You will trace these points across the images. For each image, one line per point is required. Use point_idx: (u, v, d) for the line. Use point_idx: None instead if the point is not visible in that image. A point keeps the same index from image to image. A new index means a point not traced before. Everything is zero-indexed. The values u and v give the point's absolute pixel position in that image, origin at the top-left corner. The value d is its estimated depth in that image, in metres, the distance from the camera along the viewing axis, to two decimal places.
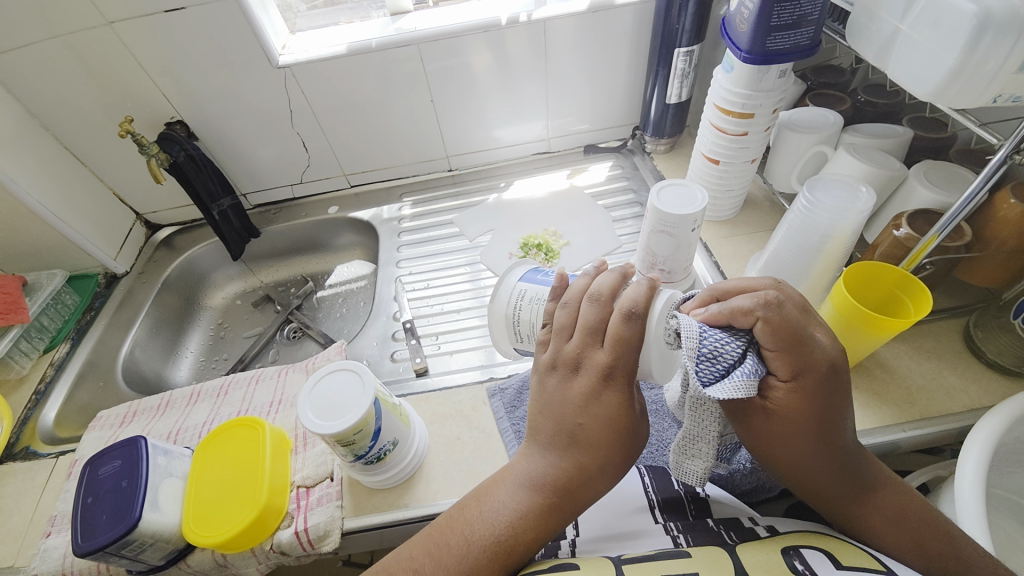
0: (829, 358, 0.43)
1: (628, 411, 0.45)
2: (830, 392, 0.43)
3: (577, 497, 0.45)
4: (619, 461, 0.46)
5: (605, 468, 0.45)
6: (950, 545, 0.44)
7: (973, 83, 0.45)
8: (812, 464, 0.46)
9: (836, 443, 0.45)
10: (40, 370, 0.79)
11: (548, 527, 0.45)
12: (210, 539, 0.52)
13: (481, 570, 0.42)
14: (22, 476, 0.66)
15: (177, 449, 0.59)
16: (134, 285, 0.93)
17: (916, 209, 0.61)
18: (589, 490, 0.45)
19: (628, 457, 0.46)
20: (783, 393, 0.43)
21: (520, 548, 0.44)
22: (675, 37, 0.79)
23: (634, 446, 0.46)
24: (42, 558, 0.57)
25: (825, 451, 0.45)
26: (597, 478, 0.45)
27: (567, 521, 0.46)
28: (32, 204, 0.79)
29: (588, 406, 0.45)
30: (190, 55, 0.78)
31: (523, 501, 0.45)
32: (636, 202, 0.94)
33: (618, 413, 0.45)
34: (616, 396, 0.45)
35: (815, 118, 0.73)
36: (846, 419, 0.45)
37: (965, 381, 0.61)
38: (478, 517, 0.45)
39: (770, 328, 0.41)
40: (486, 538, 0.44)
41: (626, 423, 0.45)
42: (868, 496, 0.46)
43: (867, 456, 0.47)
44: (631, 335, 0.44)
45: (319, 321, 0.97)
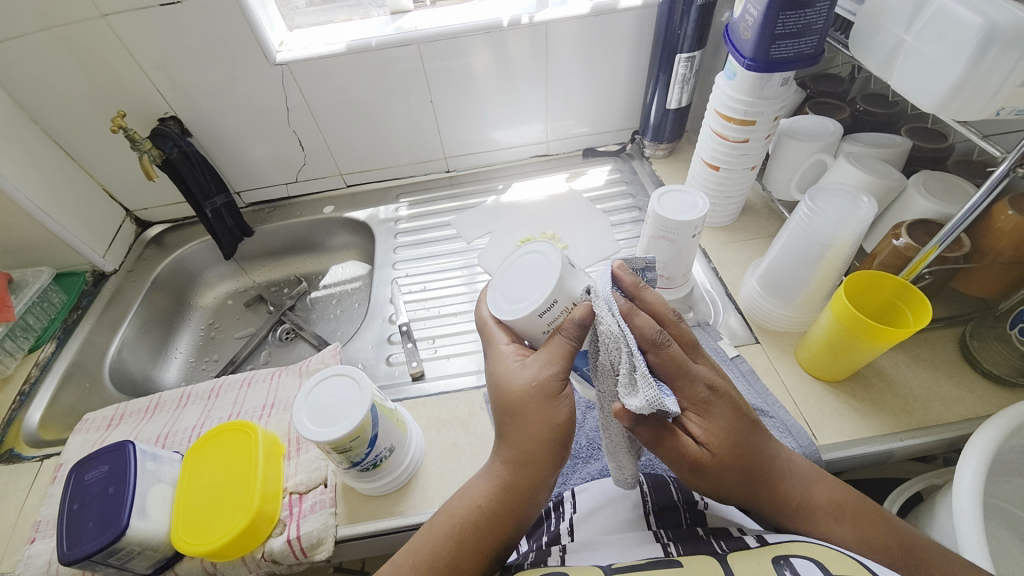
0: (708, 381, 0.44)
1: (508, 365, 0.47)
2: (742, 421, 0.45)
3: (518, 455, 0.46)
4: (521, 408, 0.45)
5: (513, 416, 0.45)
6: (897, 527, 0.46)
7: (977, 96, 0.45)
8: (747, 489, 0.45)
9: (766, 472, 0.45)
10: (25, 370, 0.77)
11: (511, 489, 0.46)
12: (199, 548, 0.51)
13: (442, 557, 0.45)
14: (5, 479, 0.64)
15: (166, 454, 0.58)
16: (123, 284, 0.91)
17: (916, 219, 0.61)
18: (519, 440, 0.45)
19: (519, 406, 0.45)
20: (697, 423, 0.44)
21: (484, 523, 0.46)
22: (676, 42, 0.79)
23: (531, 391, 0.44)
24: (24, 566, 0.55)
25: (758, 487, 0.45)
26: (518, 428, 0.45)
27: (518, 485, 0.46)
28: (20, 199, 0.77)
29: (485, 372, 0.49)
30: (185, 49, 0.76)
31: (488, 469, 0.48)
32: (635, 206, 0.93)
33: (500, 372, 0.47)
34: (492, 360, 0.48)
35: (815, 127, 0.73)
36: (763, 445, 0.46)
37: (961, 391, 0.61)
38: (451, 501, 0.49)
39: (661, 363, 0.43)
40: (450, 515, 0.47)
41: (508, 377, 0.46)
42: (810, 503, 0.46)
43: (791, 482, 0.46)
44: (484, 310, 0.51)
45: (313, 322, 0.96)
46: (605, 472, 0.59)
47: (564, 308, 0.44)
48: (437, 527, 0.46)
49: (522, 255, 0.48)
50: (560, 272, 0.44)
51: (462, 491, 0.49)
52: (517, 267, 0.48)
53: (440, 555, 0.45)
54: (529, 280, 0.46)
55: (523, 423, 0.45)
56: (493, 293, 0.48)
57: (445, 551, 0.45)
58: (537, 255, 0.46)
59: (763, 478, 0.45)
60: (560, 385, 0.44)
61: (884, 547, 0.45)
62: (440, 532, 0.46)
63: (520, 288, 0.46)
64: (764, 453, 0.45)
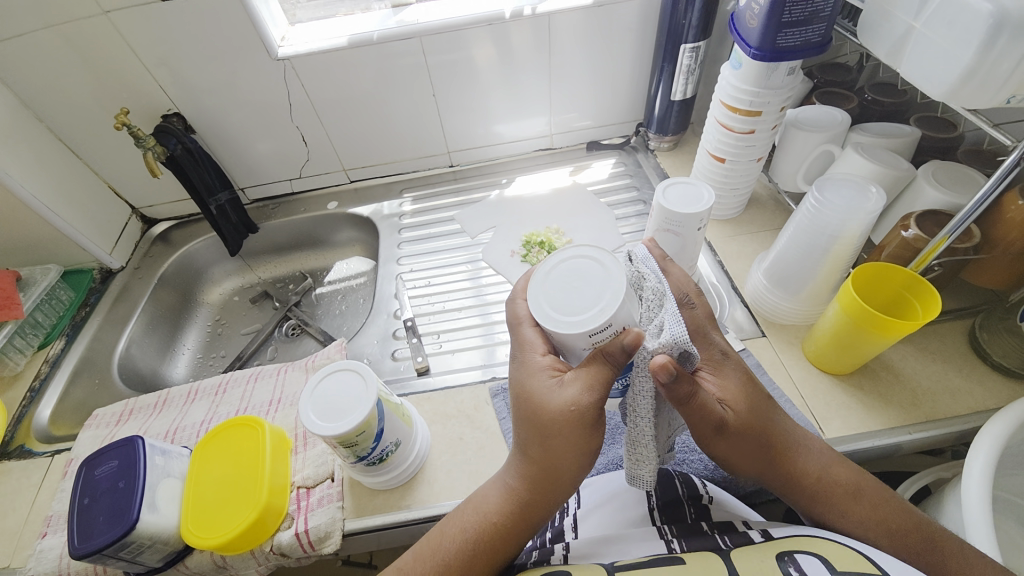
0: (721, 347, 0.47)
1: (540, 380, 0.45)
2: (756, 388, 0.47)
3: (541, 473, 0.46)
4: (551, 430, 0.44)
5: (542, 438, 0.44)
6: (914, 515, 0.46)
7: (988, 83, 0.44)
8: (762, 458, 0.46)
9: (781, 443, 0.47)
10: (35, 367, 0.78)
11: (530, 507, 0.46)
12: (210, 541, 0.51)
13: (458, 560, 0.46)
14: (17, 474, 0.65)
15: (175, 449, 0.58)
16: (130, 281, 0.91)
17: (925, 210, 0.60)
18: (544, 460, 0.45)
19: (549, 429, 0.44)
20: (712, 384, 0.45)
21: (496, 534, 0.46)
22: (681, 33, 0.79)
23: (564, 415, 0.43)
24: (37, 559, 0.56)
25: (774, 457, 0.46)
26: (545, 449, 0.45)
27: (534, 501, 0.46)
28: (27, 197, 0.77)
29: (515, 384, 0.47)
30: (187, 46, 0.76)
31: (504, 482, 0.48)
32: (639, 200, 0.93)
33: (533, 389, 0.45)
34: (524, 372, 0.46)
35: (822, 117, 0.72)
36: (776, 415, 0.47)
37: (970, 383, 0.60)
38: (462, 510, 0.49)
39: (684, 324, 0.46)
40: (460, 531, 0.47)
41: (542, 396, 0.44)
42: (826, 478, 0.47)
43: (806, 455, 0.47)
44: (522, 312, 0.50)
45: (319, 318, 0.96)
46: (609, 466, 0.59)
47: (615, 330, 0.41)
48: (449, 539, 0.47)
49: (575, 260, 0.45)
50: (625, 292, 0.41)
51: (472, 501, 0.49)
52: (568, 272, 0.44)
53: (454, 567, 0.45)
54: (584, 291, 0.42)
55: (551, 446, 0.44)
56: (537, 297, 0.44)
57: (456, 565, 0.45)
58: (595, 264, 0.43)
59: (778, 454, 0.46)
60: (595, 414, 0.42)
61: (900, 536, 0.45)
62: (450, 546, 0.46)
63: (573, 299, 0.42)
64: (778, 427, 0.47)
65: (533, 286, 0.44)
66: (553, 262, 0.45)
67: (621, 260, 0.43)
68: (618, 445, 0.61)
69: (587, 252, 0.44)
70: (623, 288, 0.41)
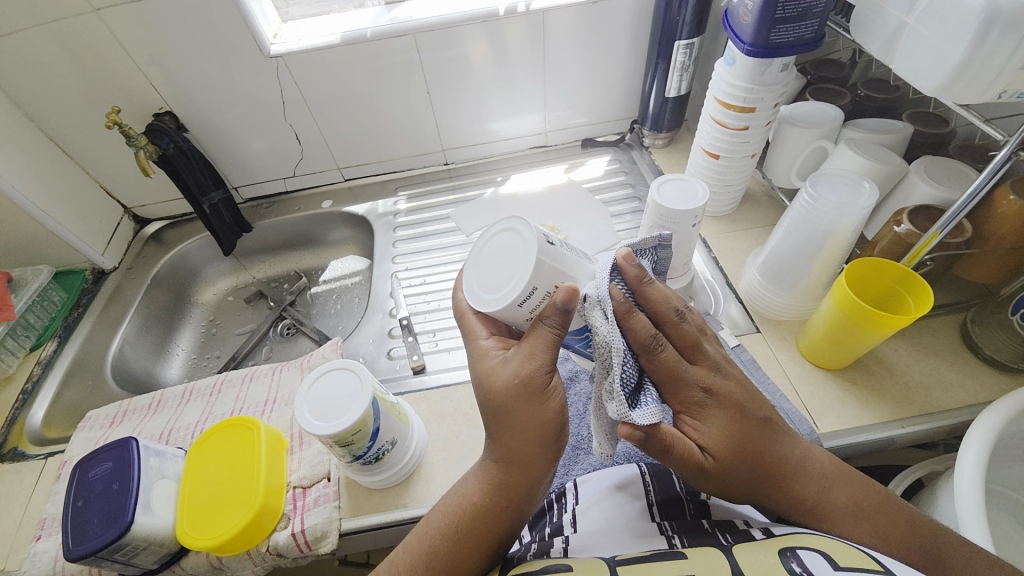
0: (702, 382, 0.44)
1: (486, 360, 0.46)
2: (750, 424, 0.44)
3: (508, 455, 0.45)
4: (506, 406, 0.44)
5: (498, 417, 0.44)
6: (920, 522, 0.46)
7: (979, 78, 0.45)
8: (755, 491, 0.45)
9: (776, 475, 0.45)
10: (27, 369, 0.78)
11: (504, 491, 0.46)
12: (206, 542, 0.51)
13: (440, 550, 0.45)
14: (10, 477, 0.65)
15: (170, 450, 0.58)
16: (123, 281, 0.91)
17: (917, 205, 0.61)
18: (509, 441, 0.45)
19: (501, 403, 0.44)
20: (694, 429, 0.44)
21: (476, 525, 0.46)
22: (675, 30, 0.79)
23: (515, 387, 0.43)
24: (32, 562, 0.55)
25: (768, 489, 0.45)
26: (506, 428, 0.44)
27: (509, 484, 0.46)
28: (18, 198, 0.77)
29: (469, 371, 0.47)
30: (178, 44, 0.76)
31: (480, 467, 0.48)
32: (634, 197, 0.93)
33: (483, 370, 0.45)
34: (473, 357, 0.47)
35: (815, 114, 0.73)
36: (772, 448, 0.45)
37: (962, 377, 0.61)
38: (447, 497, 0.49)
39: (655, 366, 0.43)
40: (443, 516, 0.47)
41: (492, 375, 0.44)
42: (822, 503, 0.46)
43: (804, 482, 0.46)
44: (462, 301, 0.50)
45: (314, 317, 0.96)
46: (606, 462, 0.59)
47: (544, 292, 0.42)
48: (435, 526, 0.47)
49: (497, 235, 0.46)
50: (533, 264, 0.41)
51: (454, 489, 0.49)
52: (492, 249, 0.46)
53: (438, 556, 0.45)
54: (507, 263, 0.44)
55: (507, 419, 0.44)
56: (471, 282, 0.46)
57: (440, 551, 0.45)
58: (514, 236, 0.44)
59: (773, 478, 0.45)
60: (544, 377, 0.43)
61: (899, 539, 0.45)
62: (436, 530, 0.47)
63: (498, 274, 0.44)
64: (774, 454, 0.45)
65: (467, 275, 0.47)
66: (480, 244, 0.47)
67: (535, 228, 0.43)
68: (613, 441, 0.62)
69: (505, 225, 0.45)
70: (537, 250, 0.41)
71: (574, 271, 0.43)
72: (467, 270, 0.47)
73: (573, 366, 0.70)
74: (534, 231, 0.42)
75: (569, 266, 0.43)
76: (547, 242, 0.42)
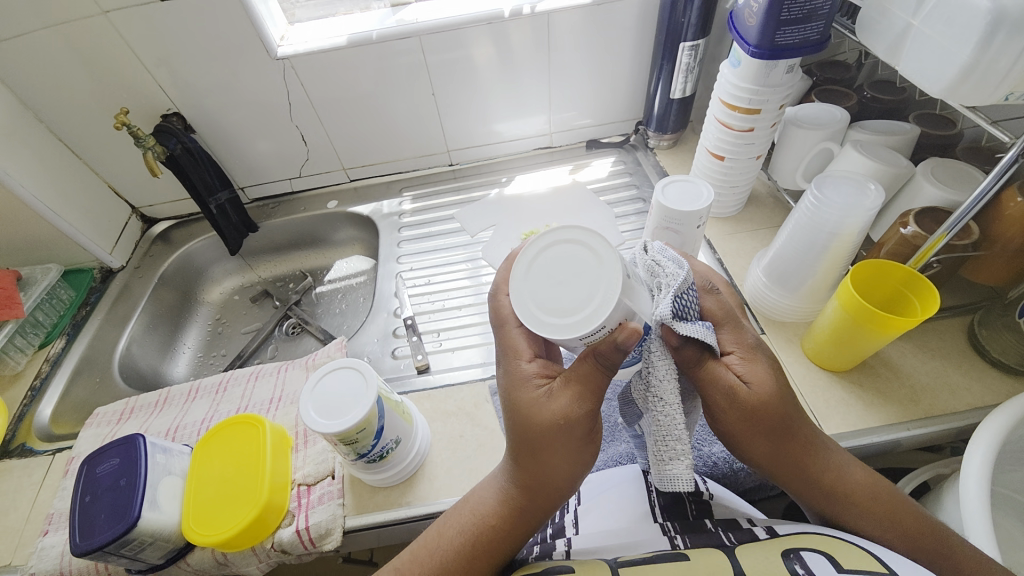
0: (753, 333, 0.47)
1: (528, 389, 0.44)
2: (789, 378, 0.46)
3: (537, 491, 0.46)
4: (543, 443, 0.43)
5: (532, 448, 0.44)
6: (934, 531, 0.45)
7: (986, 81, 0.44)
8: (785, 452, 0.44)
9: (809, 437, 0.45)
10: (36, 366, 0.78)
11: (523, 514, 0.47)
12: (210, 538, 0.52)
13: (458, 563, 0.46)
14: (18, 472, 0.65)
15: (176, 447, 0.59)
16: (130, 280, 0.91)
17: (923, 207, 0.60)
18: (539, 474, 0.45)
19: (539, 440, 0.43)
20: (740, 366, 0.44)
21: (492, 538, 0.47)
22: (680, 31, 0.79)
23: (558, 427, 0.42)
24: (39, 557, 0.56)
25: (799, 450, 0.45)
26: (539, 462, 0.44)
27: (531, 510, 0.46)
28: (27, 196, 0.77)
29: (504, 393, 0.46)
30: (187, 45, 0.76)
31: (499, 485, 0.48)
32: (639, 198, 0.93)
33: (523, 399, 0.44)
34: (512, 381, 0.45)
35: (821, 115, 0.72)
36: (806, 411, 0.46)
37: (969, 380, 0.60)
38: (457, 510, 0.49)
39: (709, 309, 0.46)
40: (458, 534, 0.47)
41: (533, 407, 0.43)
42: (845, 483, 0.45)
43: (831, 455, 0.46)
44: (507, 310, 0.48)
45: (319, 316, 0.96)
46: (609, 463, 0.60)
47: (610, 327, 0.39)
48: (448, 541, 0.47)
49: (561, 249, 0.43)
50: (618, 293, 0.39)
51: (468, 503, 0.49)
52: (553, 263, 0.42)
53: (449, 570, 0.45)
54: (574, 285, 0.41)
55: (543, 456, 0.44)
56: (521, 292, 0.42)
57: (454, 566, 0.46)
58: (586, 254, 0.41)
59: (805, 448, 0.45)
60: (586, 420, 0.43)
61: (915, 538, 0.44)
62: (447, 546, 0.46)
63: (562, 294, 0.41)
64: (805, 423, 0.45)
65: (516, 281, 0.43)
66: (536, 251, 0.43)
67: (612, 249, 0.40)
68: (617, 442, 0.62)
69: (574, 239, 0.42)
70: (619, 284, 0.39)
71: (639, 307, 0.41)
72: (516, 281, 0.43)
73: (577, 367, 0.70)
74: (616, 259, 0.40)
75: (637, 303, 0.41)
76: (625, 276, 0.40)
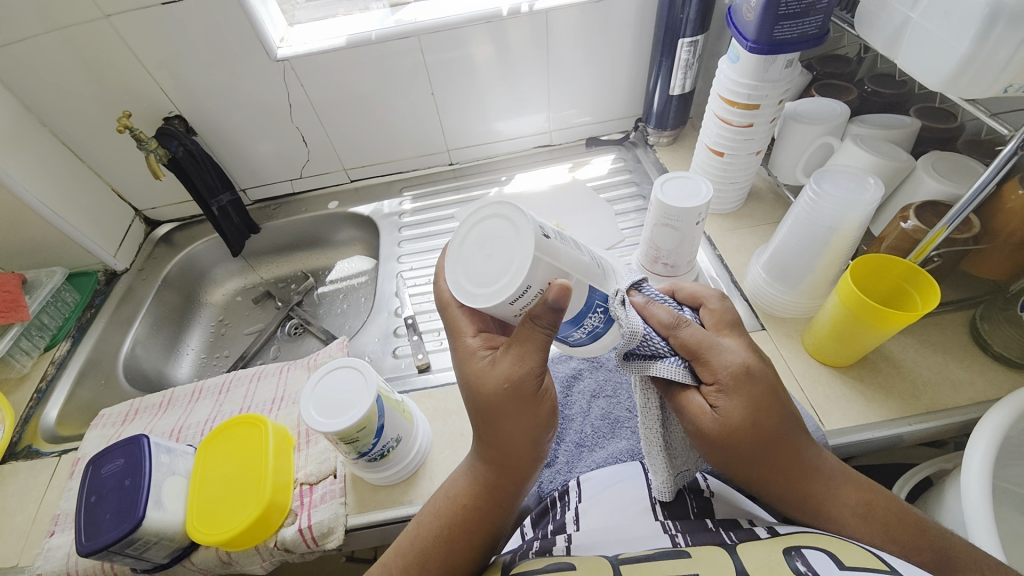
0: (740, 363, 0.44)
1: (474, 361, 0.44)
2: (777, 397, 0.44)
3: (502, 460, 0.46)
4: (498, 411, 0.43)
5: (490, 418, 0.44)
6: (918, 523, 0.45)
7: (985, 72, 0.44)
8: (769, 470, 0.44)
9: (796, 455, 0.44)
10: (42, 368, 0.79)
11: (495, 487, 0.47)
12: (215, 537, 0.52)
13: (432, 553, 0.46)
14: (25, 474, 0.66)
15: (179, 447, 0.59)
16: (134, 282, 0.92)
17: (924, 201, 0.60)
18: (500, 443, 0.45)
19: (491, 408, 0.43)
20: (717, 399, 0.43)
21: (475, 531, 0.47)
22: (678, 27, 0.78)
23: (505, 392, 0.42)
24: (46, 557, 0.57)
25: (785, 470, 0.44)
26: (500, 433, 0.44)
27: (503, 482, 0.47)
28: (31, 200, 0.78)
29: (457, 372, 0.46)
30: (188, 48, 0.77)
31: (469, 466, 0.49)
32: (638, 195, 0.93)
33: (472, 372, 0.44)
34: (461, 357, 0.45)
35: (821, 110, 0.72)
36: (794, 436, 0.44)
37: (971, 374, 0.60)
38: (435, 499, 0.50)
39: (684, 344, 0.45)
40: (436, 523, 0.48)
41: (482, 380, 0.43)
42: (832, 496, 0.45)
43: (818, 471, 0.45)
44: (445, 292, 0.47)
45: (320, 317, 0.97)
46: (610, 460, 0.60)
47: (538, 289, 0.39)
48: (426, 536, 0.47)
49: (485, 223, 0.42)
50: (531, 252, 0.38)
51: (443, 489, 0.50)
52: (480, 239, 0.42)
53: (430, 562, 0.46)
54: (499, 255, 0.40)
55: (500, 421, 0.44)
56: (457, 273, 0.43)
57: (434, 551, 0.46)
58: (504, 222, 0.41)
59: (801, 482, 0.45)
60: (533, 379, 0.42)
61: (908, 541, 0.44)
62: (426, 532, 0.47)
63: (486, 265, 0.41)
64: (791, 443, 0.44)
65: (452, 263, 0.44)
66: (467, 230, 0.43)
67: (526, 212, 0.40)
68: (617, 439, 0.62)
69: (494, 211, 0.42)
70: (535, 245, 0.38)
71: (571, 267, 0.40)
72: (452, 265, 0.44)
73: (576, 365, 0.69)
74: (528, 221, 0.39)
75: (565, 261, 0.39)
76: (543, 235, 0.39)
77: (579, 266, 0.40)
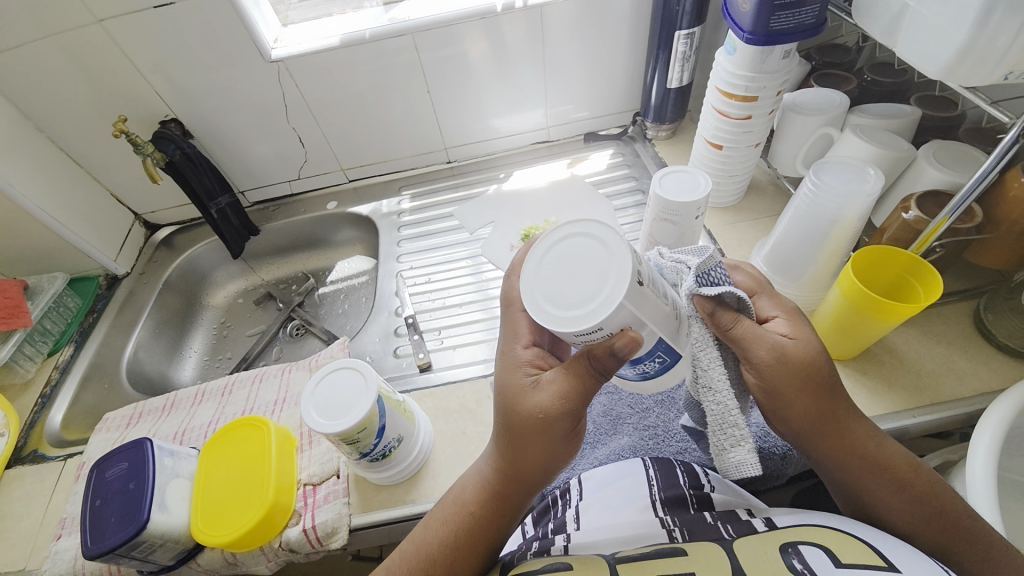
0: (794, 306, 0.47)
1: (516, 375, 0.44)
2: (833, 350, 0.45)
3: (516, 479, 0.46)
4: (522, 434, 0.43)
5: (513, 439, 0.44)
6: (961, 507, 0.43)
7: (984, 59, 0.44)
8: (820, 424, 0.44)
9: (848, 419, 0.44)
10: (45, 373, 0.80)
11: (506, 497, 0.47)
12: (218, 539, 0.52)
13: (448, 538, 0.47)
14: (31, 479, 0.67)
15: (183, 450, 0.59)
16: (135, 286, 0.92)
17: (925, 190, 0.59)
18: (518, 463, 0.45)
19: (517, 430, 0.43)
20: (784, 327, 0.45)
21: (485, 534, 0.47)
22: (675, 19, 0.78)
23: (534, 420, 0.42)
24: (53, 561, 0.57)
25: (837, 428, 0.44)
26: (519, 454, 0.45)
27: (515, 498, 0.47)
28: (29, 206, 0.78)
29: (496, 379, 0.46)
30: (182, 50, 0.77)
31: (479, 472, 0.49)
32: (638, 189, 0.92)
33: (511, 386, 0.44)
34: (505, 364, 0.46)
35: (820, 101, 0.71)
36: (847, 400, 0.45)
37: (975, 364, 0.60)
38: (442, 505, 0.50)
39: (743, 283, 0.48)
40: (444, 523, 0.48)
41: (518, 397, 0.44)
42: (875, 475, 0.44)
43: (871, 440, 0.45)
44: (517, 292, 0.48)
45: (322, 317, 0.97)
46: (612, 456, 0.60)
47: (608, 332, 0.36)
48: (433, 532, 0.48)
49: (579, 241, 0.38)
50: (619, 295, 0.35)
51: (451, 496, 0.50)
52: (566, 257, 0.38)
53: (436, 563, 0.46)
54: (583, 282, 0.37)
55: (523, 446, 0.44)
56: (528, 280, 0.39)
57: (441, 554, 0.46)
58: (599, 247, 0.37)
59: (851, 447, 0.44)
60: (563, 417, 0.42)
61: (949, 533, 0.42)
62: (434, 538, 0.47)
63: (566, 287, 0.37)
64: (844, 402, 0.44)
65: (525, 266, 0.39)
66: (555, 239, 0.39)
67: (629, 248, 0.36)
68: (619, 435, 0.62)
69: (596, 232, 0.38)
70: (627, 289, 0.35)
71: (652, 318, 0.37)
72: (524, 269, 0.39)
73: None
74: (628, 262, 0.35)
75: (649, 313, 0.36)
76: (638, 280, 0.36)
77: (660, 316, 0.37)
